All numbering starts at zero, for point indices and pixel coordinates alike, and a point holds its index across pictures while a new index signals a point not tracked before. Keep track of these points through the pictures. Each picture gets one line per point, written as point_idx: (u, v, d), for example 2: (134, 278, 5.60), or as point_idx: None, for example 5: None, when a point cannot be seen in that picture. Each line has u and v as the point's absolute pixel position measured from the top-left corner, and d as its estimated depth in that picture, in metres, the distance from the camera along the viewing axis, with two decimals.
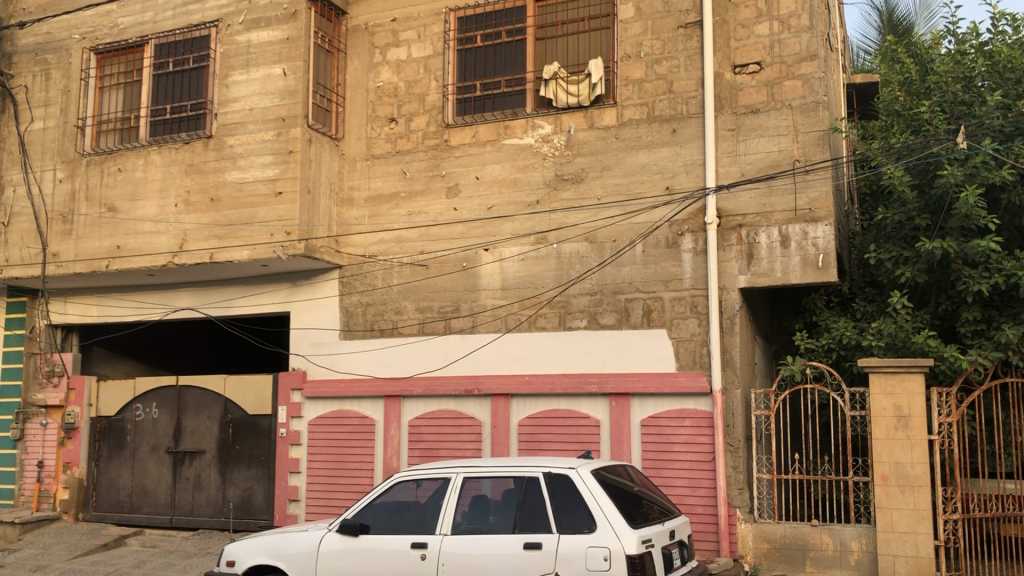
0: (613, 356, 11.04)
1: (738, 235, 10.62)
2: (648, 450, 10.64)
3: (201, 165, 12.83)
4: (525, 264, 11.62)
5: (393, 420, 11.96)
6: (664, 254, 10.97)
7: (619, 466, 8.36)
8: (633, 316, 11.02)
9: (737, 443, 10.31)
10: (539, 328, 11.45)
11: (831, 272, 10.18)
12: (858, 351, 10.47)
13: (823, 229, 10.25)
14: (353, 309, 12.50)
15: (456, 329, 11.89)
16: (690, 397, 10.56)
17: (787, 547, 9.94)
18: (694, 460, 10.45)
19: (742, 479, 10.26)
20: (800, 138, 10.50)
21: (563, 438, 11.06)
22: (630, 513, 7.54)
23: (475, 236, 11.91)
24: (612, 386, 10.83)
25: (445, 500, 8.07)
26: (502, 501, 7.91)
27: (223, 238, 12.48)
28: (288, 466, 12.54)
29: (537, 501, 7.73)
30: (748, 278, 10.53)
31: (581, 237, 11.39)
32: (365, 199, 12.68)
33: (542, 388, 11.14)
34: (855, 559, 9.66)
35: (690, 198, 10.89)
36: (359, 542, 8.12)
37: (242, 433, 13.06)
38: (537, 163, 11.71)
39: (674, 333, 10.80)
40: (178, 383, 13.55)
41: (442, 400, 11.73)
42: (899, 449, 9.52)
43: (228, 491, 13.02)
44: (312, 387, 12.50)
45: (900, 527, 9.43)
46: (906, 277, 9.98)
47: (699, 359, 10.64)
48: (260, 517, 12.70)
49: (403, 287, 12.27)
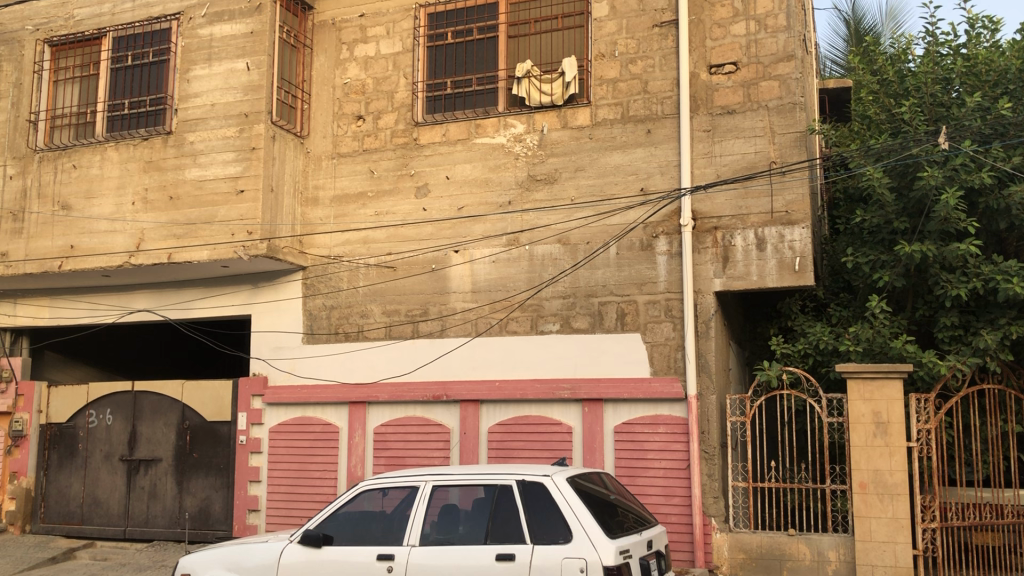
0: (586, 361, 10.75)
1: (713, 237, 10.40)
2: (621, 457, 10.37)
3: (160, 162, 12.36)
4: (496, 267, 11.31)
5: (358, 428, 11.58)
6: (638, 257, 10.71)
7: (593, 473, 8.06)
8: (607, 320, 10.75)
9: (712, 451, 10.07)
10: (510, 332, 11.14)
11: (808, 276, 9.98)
12: (835, 356, 10.29)
13: (800, 232, 10.05)
14: (316, 312, 12.10)
15: (424, 333, 11.54)
16: (664, 403, 10.31)
17: (764, 558, 9.69)
18: (668, 468, 10.19)
19: (717, 488, 10.02)
20: (776, 139, 10.31)
21: (534, 445, 10.74)
22: (607, 523, 7.24)
23: (444, 237, 11.58)
24: (585, 392, 10.54)
25: (413, 510, 7.71)
26: (473, 511, 7.56)
27: (182, 238, 12.03)
28: (248, 475, 12.09)
29: (509, 511, 7.40)
30: (724, 282, 10.30)
31: (554, 239, 11.11)
32: (331, 198, 12.30)
33: (513, 394, 10.82)
34: (833, 569, 9.43)
35: (663, 201, 10.66)
36: (322, 554, 7.72)
37: (200, 441, 12.58)
38: (508, 163, 11.41)
39: (648, 337, 10.54)
40: (133, 388, 13.03)
41: (409, 406, 11.37)
42: (878, 456, 9.33)
43: (184, 501, 12.52)
44: (274, 393, 12.07)
45: (878, 536, 9.24)
46: (884, 281, 9.82)
47: (673, 365, 10.39)
48: (218, 528, 12.21)
49: (370, 290, 11.89)
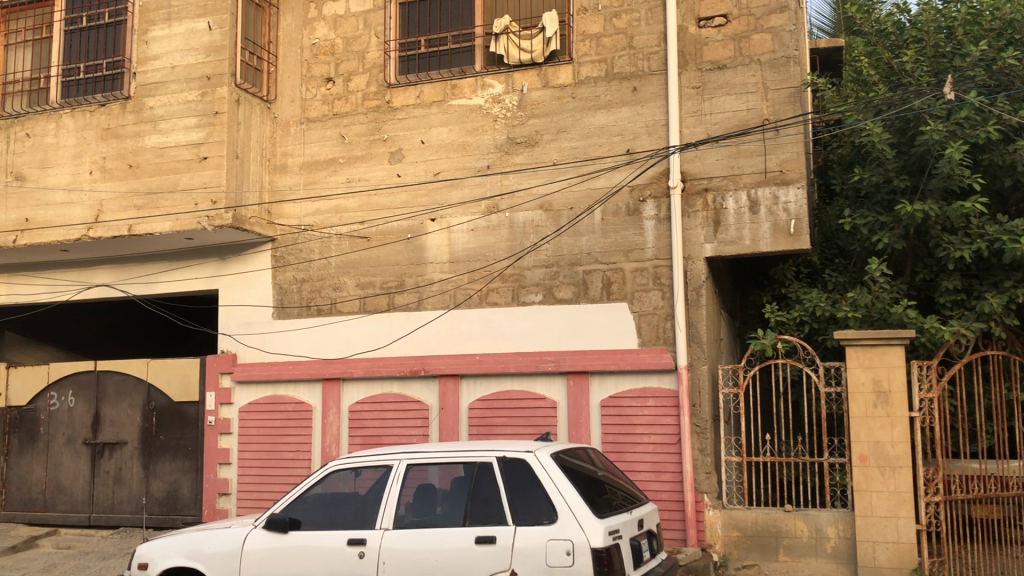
0: (571, 332, 10.21)
1: (704, 200, 9.86)
2: (608, 432, 9.86)
3: (118, 129, 11.68)
4: (475, 235, 10.73)
5: (332, 405, 11.01)
6: (625, 222, 10.15)
7: (579, 448, 7.53)
8: (592, 289, 10.21)
9: (704, 424, 9.56)
10: (491, 304, 10.57)
11: (803, 239, 9.46)
12: (832, 323, 9.80)
13: (795, 193, 9.52)
14: (287, 286, 11.51)
15: (400, 306, 10.96)
16: (653, 374, 9.79)
17: (759, 535, 9.24)
18: (658, 443, 9.68)
19: (710, 463, 9.53)
20: (769, 96, 9.76)
21: (516, 421, 10.22)
22: (594, 501, 6.71)
23: (420, 205, 10.99)
24: (570, 364, 10.00)
25: (386, 491, 7.16)
26: (452, 490, 7.03)
27: (143, 209, 11.38)
28: (217, 457, 11.52)
29: (490, 489, 6.86)
30: (715, 247, 9.78)
31: (535, 205, 10.53)
32: (299, 165, 11.68)
33: (494, 368, 10.27)
34: (832, 546, 8.99)
35: (654, 154, 10.10)
36: (289, 540, 7.17)
37: (166, 422, 11.99)
38: (486, 125, 10.82)
39: (636, 306, 10.01)
40: (96, 368, 12.41)
41: (385, 382, 10.81)
42: (878, 427, 8.86)
43: (152, 485, 11.93)
44: (243, 371, 11.48)
45: (880, 511, 8.77)
46: (883, 243, 9.31)
47: (662, 335, 9.86)
48: (187, 513, 11.64)
49: (342, 261, 11.29)
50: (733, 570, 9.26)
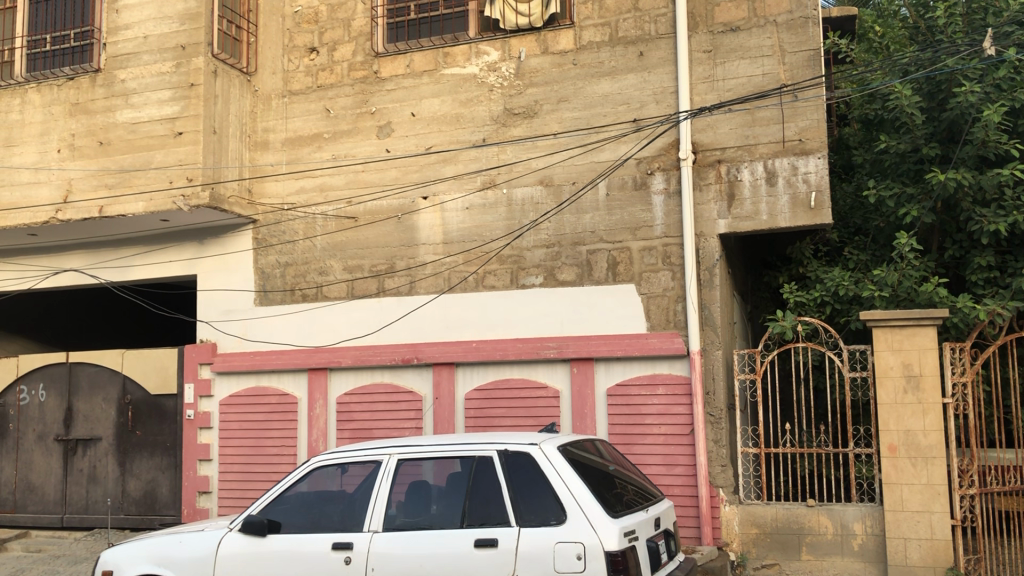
0: (574, 316, 9.50)
1: (716, 171, 9.18)
2: (615, 423, 9.16)
3: (87, 104, 10.91)
4: (470, 214, 10.02)
5: (319, 397, 10.29)
6: (631, 197, 9.45)
7: (586, 440, 6.82)
8: (596, 270, 9.50)
9: (719, 413, 8.88)
10: (487, 287, 9.86)
11: (824, 213, 8.77)
12: (855, 304, 9.10)
13: (815, 163, 8.84)
14: (270, 270, 10.78)
15: (390, 290, 10.24)
16: (663, 360, 9.09)
17: (780, 533, 8.58)
18: (670, 434, 8.99)
19: (725, 455, 8.85)
20: (786, 59, 9.07)
21: (516, 412, 9.52)
22: (607, 499, 6.01)
23: (411, 182, 10.27)
24: (574, 350, 9.30)
25: (375, 489, 6.45)
26: (448, 488, 6.32)
27: (114, 188, 10.62)
28: (197, 454, 10.80)
29: (491, 487, 6.16)
30: (729, 222, 9.09)
31: (534, 180, 9.81)
32: (282, 141, 10.95)
33: (492, 355, 9.56)
34: (859, 544, 8.32)
35: (662, 122, 9.39)
36: (268, 545, 6.47)
37: (143, 417, 11.26)
38: (482, 95, 10.10)
39: (644, 288, 9.31)
40: (68, 360, 11.67)
41: (375, 372, 10.10)
42: (909, 415, 8.18)
43: (128, 484, 11.21)
44: (223, 361, 10.76)
45: (912, 505, 8.08)
46: (912, 216, 8.62)
47: (673, 318, 9.17)
48: (165, 513, 10.93)
49: (329, 243, 10.57)
50: (752, 570, 8.59)
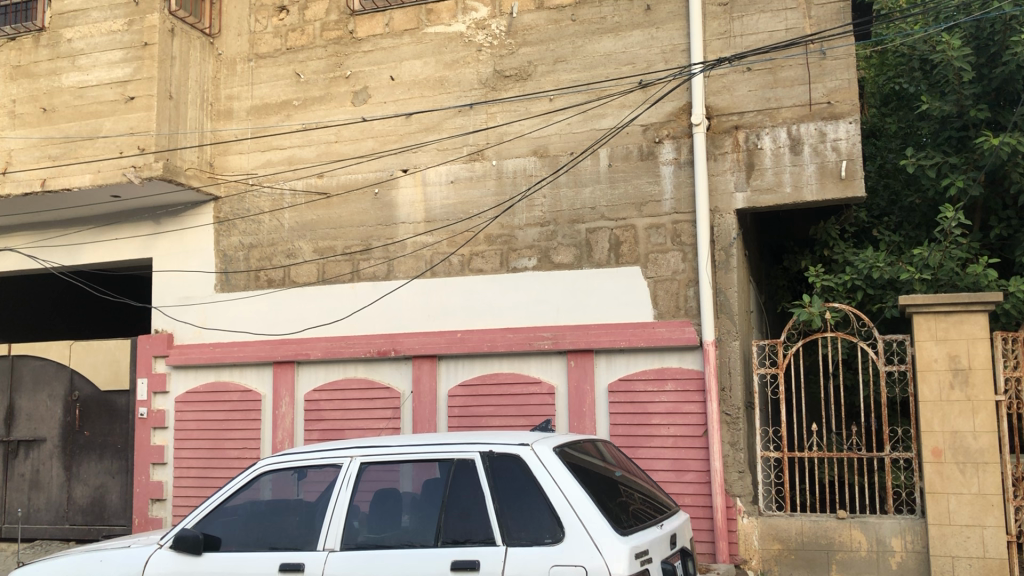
0: (572, 304, 8.42)
1: (734, 138, 8.13)
2: (618, 423, 8.08)
3: (30, 66, 9.82)
4: (455, 188, 8.94)
5: (284, 394, 9.20)
6: (637, 169, 8.38)
7: (586, 440, 5.72)
8: (597, 251, 8.42)
9: (736, 412, 7.80)
10: (475, 271, 8.78)
11: (856, 185, 7.73)
12: (892, 289, 8.07)
13: (846, 128, 7.82)
14: (232, 253, 9.69)
15: (366, 275, 9.14)
16: (673, 353, 8.02)
17: (807, 549, 7.50)
18: (679, 436, 7.90)
19: (743, 460, 7.77)
20: (812, 12, 8.04)
21: (506, 411, 8.43)
22: (614, 513, 4.90)
23: (391, 154, 9.20)
24: (571, 341, 8.22)
25: (333, 498, 5.34)
26: (421, 498, 5.23)
27: (59, 160, 9.52)
28: (150, 457, 9.68)
29: (473, 496, 5.06)
30: (748, 196, 8.03)
31: (528, 150, 8.74)
32: (247, 109, 9.87)
33: (479, 347, 8.48)
34: (897, 563, 7.24)
35: (674, 75, 8.33)
36: (203, 566, 5.36)
37: (91, 416, 10.14)
38: (469, 56, 9.05)
39: (651, 271, 8.24)
40: (10, 353, 10.57)
41: (348, 366, 9.01)
42: (956, 414, 7.10)
43: (74, 491, 10.09)
44: (179, 354, 9.65)
45: (960, 519, 7.00)
46: (955, 186, 7.60)
47: (684, 305, 8.09)
48: (114, 523, 9.81)
49: (298, 222, 9.49)
50: None
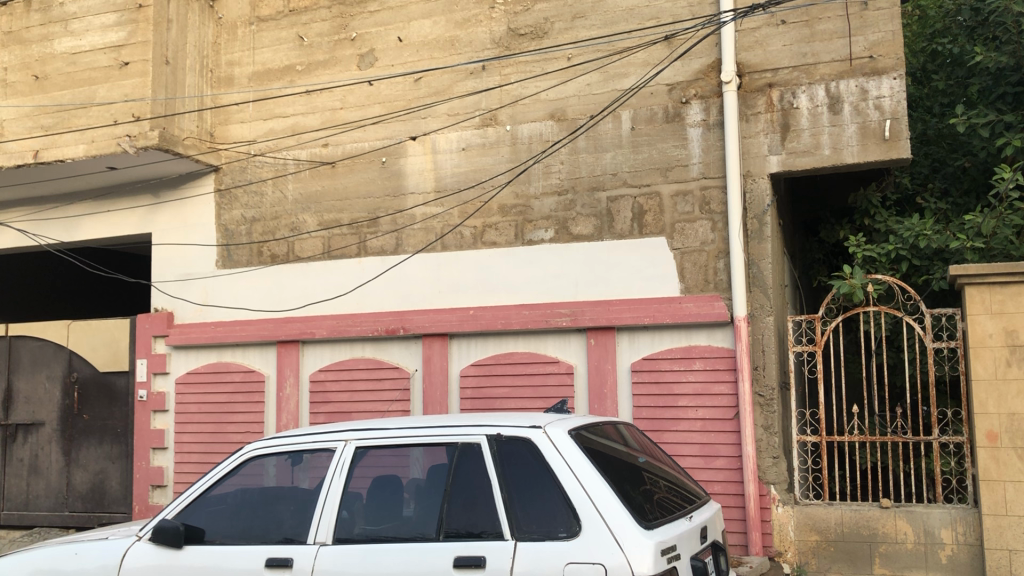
0: (592, 278, 7.84)
1: (768, 97, 7.52)
2: (642, 405, 7.52)
3: (23, 32, 9.42)
4: (467, 156, 8.39)
5: (288, 375, 8.71)
6: (662, 131, 7.78)
7: (606, 423, 5.16)
8: (619, 221, 7.84)
9: (771, 393, 7.22)
10: (488, 244, 8.22)
11: (901, 146, 7.08)
12: (940, 260, 7.42)
13: (890, 84, 7.17)
14: (234, 227, 9.19)
15: (373, 249, 8.61)
16: (701, 330, 7.44)
17: (848, 540, 6.92)
18: (708, 419, 7.32)
19: (778, 445, 7.19)
20: None
21: (522, 392, 7.89)
22: (637, 504, 4.34)
23: (399, 120, 8.66)
24: (591, 318, 7.66)
25: (325, 486, 4.81)
26: (422, 486, 4.70)
27: (52, 130, 9.08)
28: (150, 442, 9.23)
29: (479, 485, 4.52)
30: (783, 159, 7.43)
31: (544, 114, 8.17)
32: (248, 76, 9.35)
33: (493, 325, 7.93)
34: (947, 557, 6.64)
35: (703, 24, 7.69)
36: (183, 560, 4.87)
37: (91, 398, 9.71)
38: (481, 15, 8.49)
39: (677, 242, 7.65)
40: (7, 334, 10.17)
41: (355, 345, 8.52)
42: (1014, 395, 6.47)
43: (73, 477, 9.68)
44: (180, 334, 9.19)
45: (1019, 509, 6.38)
46: (1010, 145, 6.99)
47: (713, 278, 7.50)
48: (115, 510, 9.40)
49: (302, 194, 8.98)
50: None
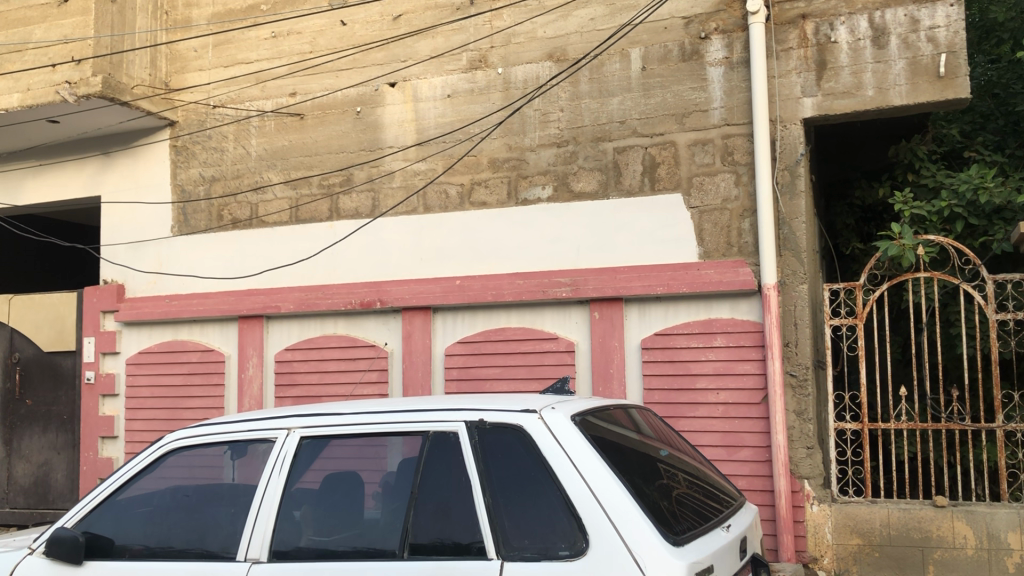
0: (596, 242, 6.81)
1: (801, 30, 6.47)
2: (654, 388, 6.50)
3: None
4: (453, 104, 7.34)
5: (252, 355, 7.69)
6: (678, 72, 6.73)
7: (615, 407, 4.08)
8: (628, 176, 6.80)
9: (804, 373, 6.21)
10: (477, 204, 7.18)
11: (959, 85, 6.05)
12: (1001, 218, 6.40)
13: (945, 12, 6.12)
14: (191, 187, 8.14)
15: (347, 211, 7.57)
16: (723, 301, 6.42)
17: (895, 545, 5.91)
18: (731, 404, 6.30)
19: (812, 433, 6.17)
20: None
21: (515, 372, 6.86)
22: (661, 513, 3.27)
23: (376, 64, 7.62)
24: (595, 287, 6.62)
25: (262, 486, 3.69)
26: (387, 486, 3.56)
27: None
28: (98, 430, 8.20)
29: (458, 487, 3.41)
30: (818, 103, 6.39)
31: (542, 54, 7.12)
32: (208, 17, 8.26)
33: (483, 297, 6.91)
34: (1015, 565, 5.66)
35: None
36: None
37: (34, 381, 8.68)
38: None
39: (695, 198, 6.61)
40: None
41: (327, 321, 7.50)
42: None
43: (15, 469, 8.67)
44: (130, 309, 8.15)
45: None
46: None
47: (737, 241, 6.46)
48: (60, 506, 8.39)
49: (266, 150, 7.92)
50: None
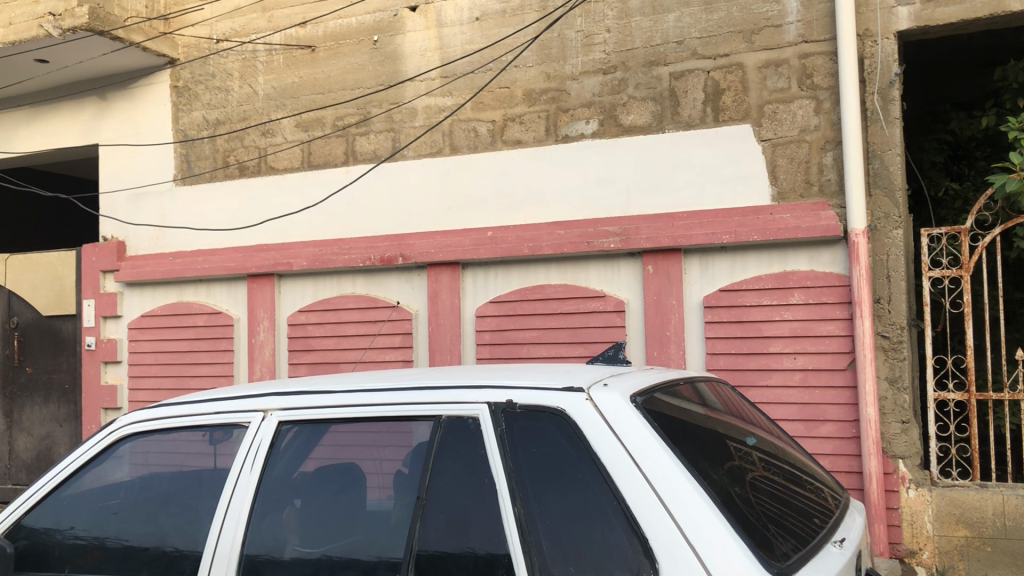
0: (650, 183, 5.85)
1: None
2: (719, 352, 5.57)
3: None
4: (481, 28, 6.40)
5: (262, 317, 6.88)
6: None
7: (681, 384, 3.03)
8: (687, 105, 5.81)
9: (899, 335, 5.23)
10: (511, 143, 6.26)
11: None
12: None
13: None
14: (194, 133, 7.31)
15: (364, 154, 6.69)
16: (800, 251, 5.45)
17: (1012, 538, 4.95)
18: (811, 372, 5.36)
19: (907, 406, 5.20)
20: None
21: (558, 335, 5.96)
22: (760, 536, 2.20)
23: None
24: (648, 236, 5.68)
25: (230, 481, 2.61)
26: (400, 480, 2.47)
27: None
28: (99, 401, 7.49)
29: (485, 489, 2.33)
30: (916, 12, 5.32)
31: None
32: None
33: (518, 250, 6.00)
34: None
35: None
36: None
37: (33, 348, 8.00)
38: None
39: (767, 130, 5.61)
40: None
41: (343, 278, 6.66)
42: None
43: (16, 442, 8.02)
44: (131, 268, 7.38)
45: None
46: None
47: (818, 179, 5.47)
48: None
49: (275, 88, 7.05)
50: None
